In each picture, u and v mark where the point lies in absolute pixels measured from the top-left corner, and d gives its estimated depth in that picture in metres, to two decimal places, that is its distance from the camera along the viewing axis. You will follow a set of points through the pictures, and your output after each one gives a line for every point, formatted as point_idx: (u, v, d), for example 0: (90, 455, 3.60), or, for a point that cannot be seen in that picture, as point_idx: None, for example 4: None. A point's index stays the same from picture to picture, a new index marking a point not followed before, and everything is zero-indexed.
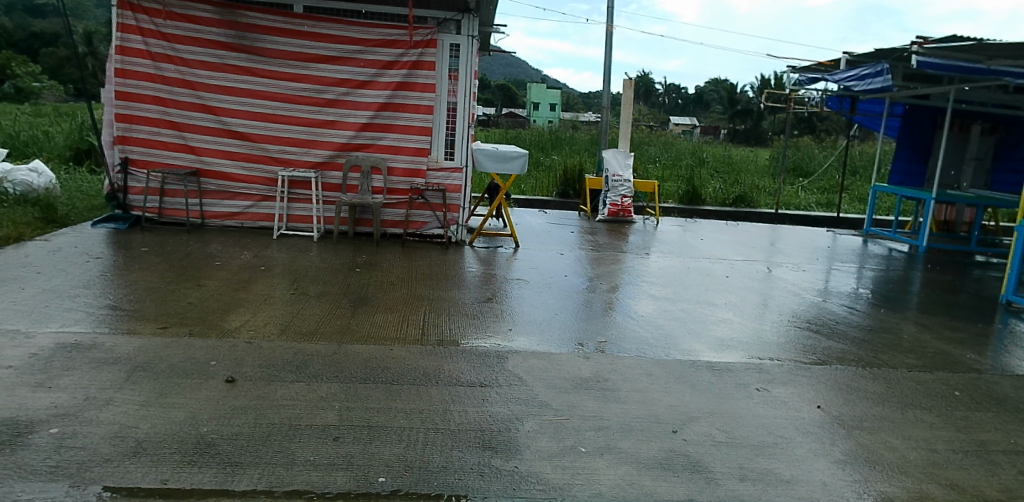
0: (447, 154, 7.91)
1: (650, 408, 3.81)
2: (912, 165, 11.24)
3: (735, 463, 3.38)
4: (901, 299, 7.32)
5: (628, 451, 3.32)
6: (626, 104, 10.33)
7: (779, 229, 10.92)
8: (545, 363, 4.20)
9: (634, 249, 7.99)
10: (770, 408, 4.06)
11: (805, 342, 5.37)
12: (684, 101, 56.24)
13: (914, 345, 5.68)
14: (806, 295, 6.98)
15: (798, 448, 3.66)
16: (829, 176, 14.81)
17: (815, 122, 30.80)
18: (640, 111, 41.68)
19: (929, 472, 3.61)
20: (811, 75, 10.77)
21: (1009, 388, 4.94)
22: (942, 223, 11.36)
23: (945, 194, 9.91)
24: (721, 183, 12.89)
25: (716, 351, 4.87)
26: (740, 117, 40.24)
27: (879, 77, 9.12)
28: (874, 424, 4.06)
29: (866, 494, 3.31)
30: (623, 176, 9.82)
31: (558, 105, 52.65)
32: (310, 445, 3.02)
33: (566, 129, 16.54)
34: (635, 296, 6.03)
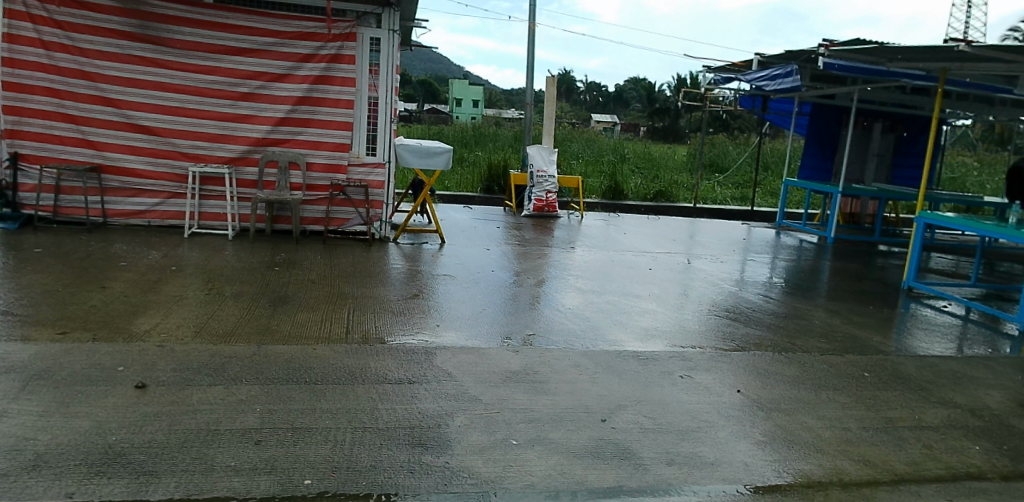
0: (369, 150, 7.74)
1: (579, 398, 3.84)
2: (820, 160, 11.80)
3: (662, 449, 3.46)
4: (811, 286, 7.69)
5: (559, 441, 3.33)
6: (550, 101, 10.40)
7: (697, 222, 11.27)
8: (474, 357, 4.16)
9: (559, 243, 8.06)
10: (694, 394, 4.17)
11: (724, 329, 5.56)
12: (605, 99, 57.41)
13: (826, 330, 5.98)
14: (723, 285, 7.22)
15: (721, 431, 3.77)
16: (742, 172, 15.42)
17: (729, 120, 31.94)
18: (563, 108, 42.26)
19: (843, 449, 3.80)
20: (725, 75, 11.17)
21: (911, 369, 5.27)
22: (847, 215, 12.00)
23: (850, 188, 10.47)
24: (642, 179, 13.20)
25: (640, 340, 4.97)
26: (658, 115, 41.54)
27: (789, 78, 9.55)
28: (791, 406, 4.24)
29: (786, 473, 3.45)
30: (547, 172, 9.93)
31: (481, 102, 52.75)
32: (229, 450, 2.88)
33: (490, 126, 16.56)
34: (561, 289, 6.08)
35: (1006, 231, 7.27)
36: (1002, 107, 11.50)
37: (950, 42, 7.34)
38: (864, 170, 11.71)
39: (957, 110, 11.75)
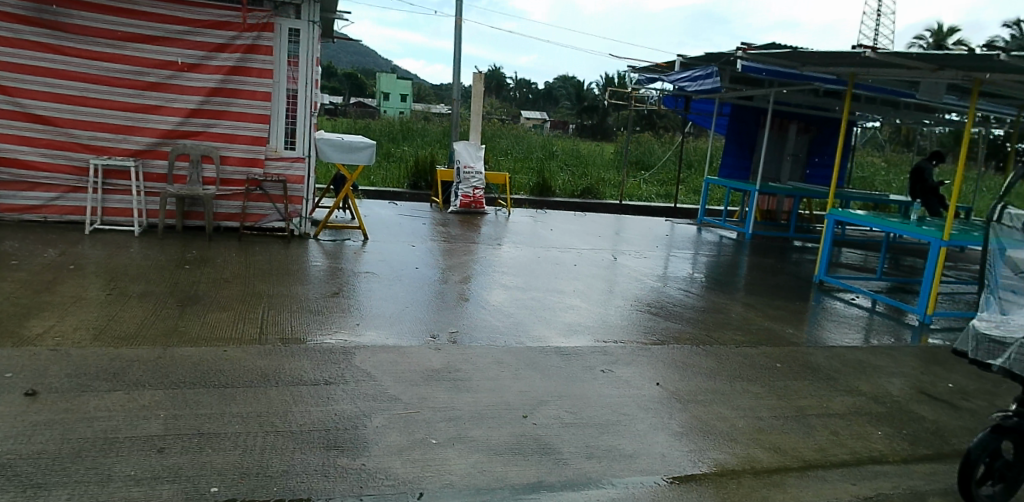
0: (288, 144, 7.51)
1: (501, 395, 3.83)
2: (739, 159, 12.20)
3: (582, 443, 3.50)
4: (730, 281, 7.95)
5: (479, 439, 3.31)
6: (477, 97, 10.37)
7: (622, 218, 11.47)
8: (394, 356, 4.10)
9: (486, 240, 8.03)
10: (615, 388, 4.23)
11: (646, 324, 5.68)
12: (535, 96, 57.87)
13: (742, 323, 6.19)
14: (647, 280, 7.37)
15: (640, 423, 3.84)
16: (667, 170, 15.82)
17: (655, 118, 32.76)
18: (493, 104, 42.39)
19: (755, 437, 3.94)
20: (650, 75, 11.43)
21: (821, 359, 5.51)
22: (765, 212, 12.47)
23: (767, 186, 10.87)
24: (569, 176, 13.35)
25: (563, 336, 5.01)
26: (587, 113, 42.19)
27: (709, 79, 9.89)
28: (707, 397, 4.36)
29: (701, 462, 3.54)
30: (474, 168, 9.90)
31: (410, 96, 52.26)
32: (129, 458, 2.73)
33: (417, 121, 16.42)
34: (486, 286, 6.07)
35: (907, 227, 7.71)
36: (906, 111, 12.18)
37: (858, 49, 7.73)
38: (780, 169, 12.18)
39: (866, 114, 12.38)
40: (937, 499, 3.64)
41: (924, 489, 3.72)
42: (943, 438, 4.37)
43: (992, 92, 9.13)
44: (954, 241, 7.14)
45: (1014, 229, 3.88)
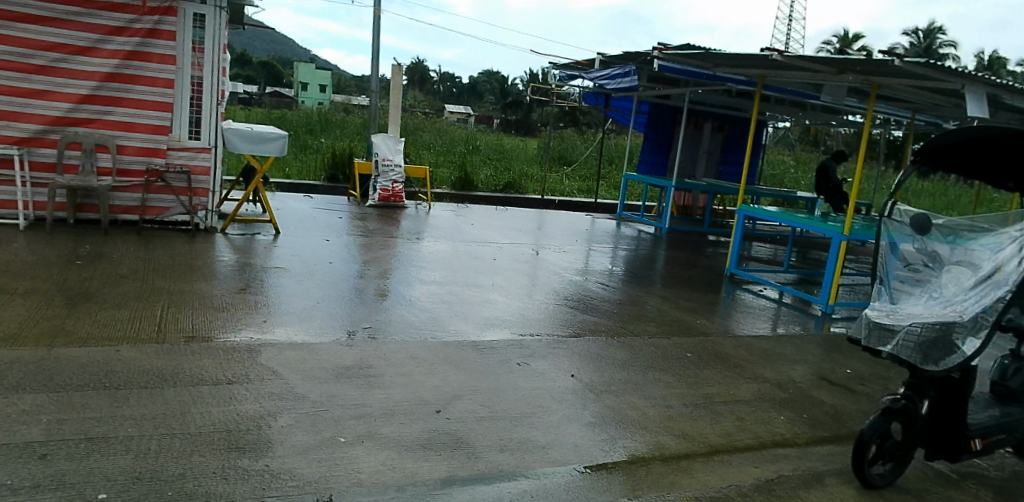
0: (193, 133, 7.21)
1: (415, 391, 3.79)
2: (657, 156, 12.53)
3: (496, 436, 3.50)
4: (646, 274, 8.15)
5: (390, 436, 3.26)
6: (396, 90, 10.23)
7: (543, 213, 11.57)
8: (303, 353, 3.99)
9: (405, 234, 7.93)
10: (531, 380, 4.27)
11: (563, 317, 5.75)
12: (459, 90, 57.66)
13: (656, 315, 6.36)
14: (566, 274, 7.46)
15: (554, 415, 3.88)
16: (588, 165, 16.08)
17: (578, 115, 33.27)
18: (415, 98, 42.03)
19: (665, 425, 4.05)
20: (570, 72, 11.61)
21: (729, 348, 5.73)
22: (681, 207, 12.86)
23: (683, 182, 11.20)
24: (491, 170, 13.36)
25: (480, 330, 5.01)
26: (511, 108, 42.41)
27: (628, 77, 10.50)
28: (619, 387, 4.45)
29: (614, 451, 3.61)
30: (393, 162, 9.70)
31: (331, 88, 51.09)
32: (5, 467, 2.54)
33: (336, 112, 16.05)
34: (404, 281, 5.99)
35: (812, 223, 8.11)
36: (812, 112, 12.81)
37: (766, 51, 8.08)
38: (696, 165, 12.58)
39: (775, 114, 12.94)
40: (833, 478, 3.84)
41: (822, 470, 3.92)
42: (839, 421, 4.62)
43: (888, 96, 9.71)
44: (852, 235, 7.57)
45: (903, 224, 4.21)
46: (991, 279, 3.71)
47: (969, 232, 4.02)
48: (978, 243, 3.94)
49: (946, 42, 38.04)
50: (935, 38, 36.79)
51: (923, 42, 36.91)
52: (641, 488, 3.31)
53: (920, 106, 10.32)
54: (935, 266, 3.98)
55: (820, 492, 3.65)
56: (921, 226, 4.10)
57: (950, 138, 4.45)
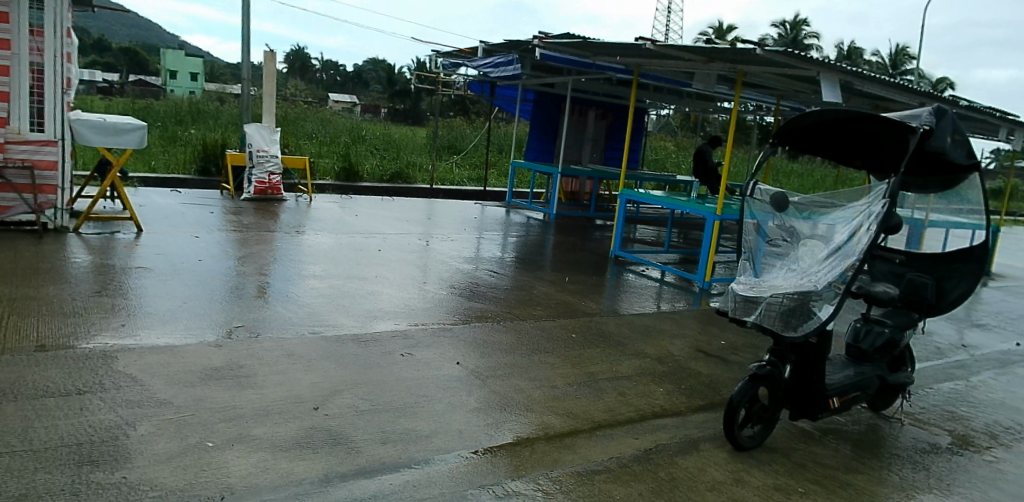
0: (35, 125, 6.59)
1: (291, 388, 3.67)
2: (544, 143, 12.72)
3: (377, 429, 3.45)
4: (534, 259, 8.28)
5: (263, 437, 3.14)
6: (270, 77, 9.82)
7: (432, 202, 11.50)
8: (167, 357, 3.76)
9: (285, 228, 7.65)
10: (415, 370, 4.24)
11: (450, 305, 5.75)
12: (344, 79, 56.14)
13: (542, 299, 6.49)
14: (454, 262, 7.45)
15: (438, 403, 3.87)
16: (477, 153, 16.11)
17: (468, 103, 33.22)
18: (296, 87, 40.54)
19: (550, 405, 4.14)
20: (454, 60, 11.62)
21: (612, 327, 5.94)
22: (569, 193, 13.16)
23: (569, 169, 11.44)
24: (377, 160, 13.13)
25: (363, 323, 4.92)
26: (399, 97, 41.82)
27: (511, 66, 10.47)
28: (505, 371, 4.51)
29: (498, 435, 3.65)
30: (269, 152, 9.35)
31: (204, 76, 48.37)
32: None
33: (209, 102, 15.25)
34: (284, 276, 5.78)
35: (689, 205, 8.50)
36: (689, 99, 13.40)
37: (640, 41, 8.37)
38: (581, 152, 12.89)
39: (654, 102, 13.45)
40: (707, 444, 4.06)
41: (697, 437, 4.14)
42: (715, 390, 4.89)
43: (754, 83, 10.30)
44: (725, 215, 8.01)
45: (764, 203, 4.53)
46: (842, 250, 4.01)
47: (822, 209, 4.35)
48: (831, 219, 4.25)
49: (809, 32, 40.77)
50: (801, 30, 39.38)
51: (790, 34, 39.51)
52: (525, 468, 3.37)
53: (783, 92, 11.03)
54: (794, 240, 4.28)
55: (695, 457, 3.84)
56: (779, 204, 4.42)
57: (800, 121, 4.86)
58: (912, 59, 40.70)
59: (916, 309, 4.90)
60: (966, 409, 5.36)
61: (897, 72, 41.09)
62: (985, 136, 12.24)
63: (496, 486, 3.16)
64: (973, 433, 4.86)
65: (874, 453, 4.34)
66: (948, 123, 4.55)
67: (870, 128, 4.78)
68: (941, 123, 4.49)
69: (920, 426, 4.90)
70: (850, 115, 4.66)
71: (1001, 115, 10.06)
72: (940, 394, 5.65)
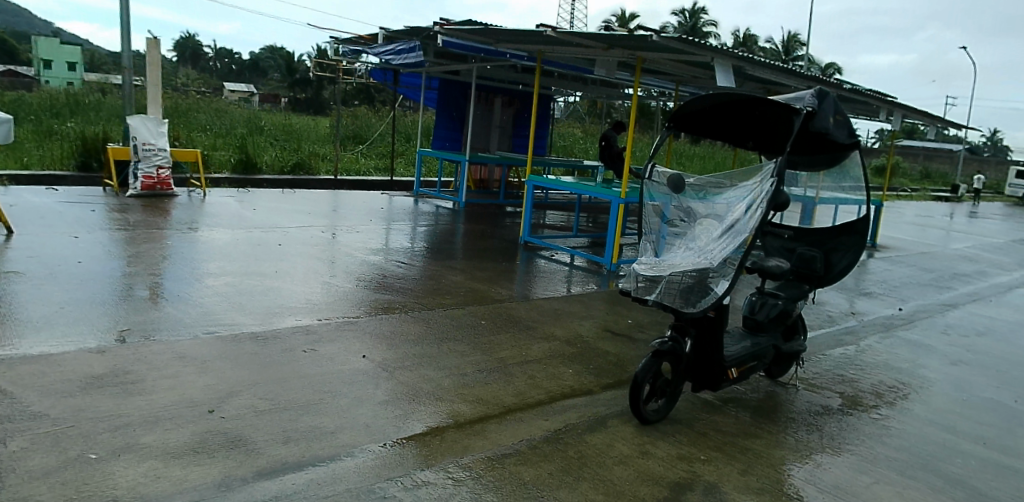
0: None
1: (183, 392, 3.51)
2: (450, 131, 12.64)
3: (279, 428, 3.34)
4: (442, 248, 8.24)
5: (153, 444, 2.99)
6: (154, 66, 9.28)
7: (338, 194, 11.22)
8: (41, 367, 3.51)
9: (178, 225, 7.27)
10: (319, 365, 4.14)
11: (356, 297, 5.64)
12: (241, 68, 53.81)
13: (451, 287, 6.47)
14: (360, 254, 7.31)
15: (343, 398, 3.79)
16: (383, 143, 15.85)
17: (373, 92, 32.59)
18: (188, 77, 38.50)
19: (459, 393, 4.13)
20: (354, 47, 11.37)
21: (522, 312, 5.99)
22: (478, 181, 13.16)
23: (477, 156, 11.42)
24: (277, 151, 12.68)
25: (262, 320, 4.74)
26: (300, 85, 40.51)
27: (413, 53, 10.33)
28: (412, 362, 4.46)
29: (408, 426, 3.61)
30: (156, 145, 8.92)
31: (85, 65, 45.19)
32: None
33: (89, 92, 14.28)
34: (176, 275, 5.49)
35: (596, 190, 8.66)
36: (593, 85, 13.63)
37: (541, 27, 8.44)
38: (489, 140, 12.89)
39: (560, 89, 13.60)
40: (615, 419, 4.17)
41: (604, 414, 4.24)
42: (622, 367, 5.02)
43: (652, 70, 10.59)
44: (629, 199, 8.22)
45: (662, 185, 4.66)
46: (733, 228, 4.21)
47: (715, 189, 4.52)
48: (724, 198, 4.43)
49: (707, 21, 42.31)
50: (699, 18, 40.81)
51: (689, 22, 40.89)
52: (434, 457, 3.35)
53: (682, 78, 11.39)
54: (691, 220, 4.43)
55: (602, 434, 3.94)
56: (676, 186, 4.57)
57: (694, 104, 4.99)
58: (802, 45, 43.03)
59: (806, 280, 5.19)
60: (853, 371, 5.74)
61: (789, 58, 43.30)
62: (868, 117, 13.07)
63: (405, 477, 3.13)
64: (860, 394, 5.21)
65: (771, 418, 4.58)
66: (828, 105, 4.80)
67: (759, 110, 4.98)
68: (822, 104, 4.73)
69: (813, 390, 5.22)
70: (739, 99, 4.85)
71: (880, 97, 10.77)
72: (831, 360, 6.02)
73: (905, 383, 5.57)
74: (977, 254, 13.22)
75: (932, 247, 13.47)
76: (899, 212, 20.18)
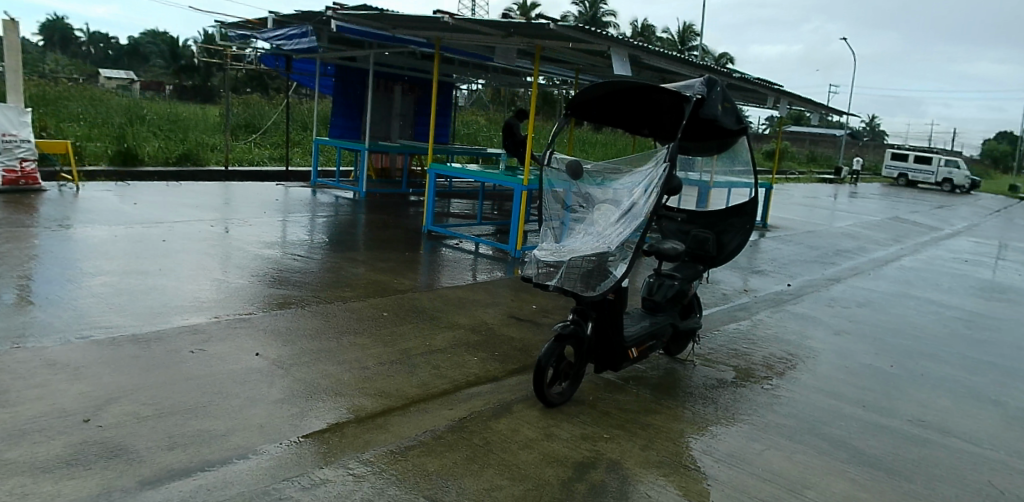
0: None
1: (54, 402, 3.26)
2: (349, 120, 12.30)
3: (164, 434, 3.16)
4: (343, 239, 8.03)
5: (20, 460, 2.77)
6: (12, 51, 8.50)
7: (230, 186, 10.71)
8: None
9: (48, 223, 6.71)
10: (210, 366, 3.94)
11: (249, 293, 5.40)
12: (119, 53, 50.25)
13: (352, 279, 6.31)
14: (253, 248, 7.00)
15: (236, 398, 3.62)
16: (278, 132, 15.26)
17: (268, 80, 31.29)
18: (58, 63, 35.56)
19: (360, 387, 4.04)
20: (241, 32, 10.83)
21: (425, 301, 5.93)
22: (380, 170, 12.90)
23: (377, 145, 11.17)
24: (161, 142, 11.96)
25: (143, 321, 4.46)
26: (186, 72, 38.32)
27: (305, 39, 10.02)
28: (309, 358, 4.31)
29: (306, 424, 3.50)
30: (18, 136, 8.24)
31: None
32: None
33: None
34: (44, 276, 5.07)
35: (499, 177, 8.67)
36: (495, 74, 13.63)
37: (437, 13, 8.33)
38: (390, 128, 12.64)
39: (461, 76, 13.51)
40: (520, 404, 4.20)
41: (510, 399, 4.26)
42: (526, 352, 5.07)
43: (552, 57, 10.69)
44: (531, 186, 8.28)
45: (559, 171, 4.69)
46: (630, 213, 4.32)
47: (611, 175, 4.62)
48: (620, 184, 4.54)
49: (607, 10, 43.16)
50: (598, 8, 41.56)
51: (589, 11, 41.59)
52: (334, 454, 3.26)
53: (582, 66, 11.57)
54: (589, 206, 4.49)
55: (508, 419, 3.95)
56: (575, 172, 4.55)
57: (591, 92, 5.07)
58: (697, 36, 44.74)
59: (701, 261, 5.40)
60: (746, 345, 6.05)
61: (684, 48, 44.92)
62: (757, 104, 13.74)
63: (303, 477, 3.02)
64: (753, 366, 5.49)
65: (671, 394, 4.75)
66: (717, 92, 5.00)
67: (653, 97, 5.11)
68: (710, 92, 4.91)
69: (709, 365, 5.45)
70: (633, 87, 4.95)
71: (767, 86, 11.34)
72: (725, 335, 6.32)
73: (793, 354, 5.91)
74: (858, 231, 14.21)
75: (817, 226, 14.37)
76: (787, 194, 21.43)
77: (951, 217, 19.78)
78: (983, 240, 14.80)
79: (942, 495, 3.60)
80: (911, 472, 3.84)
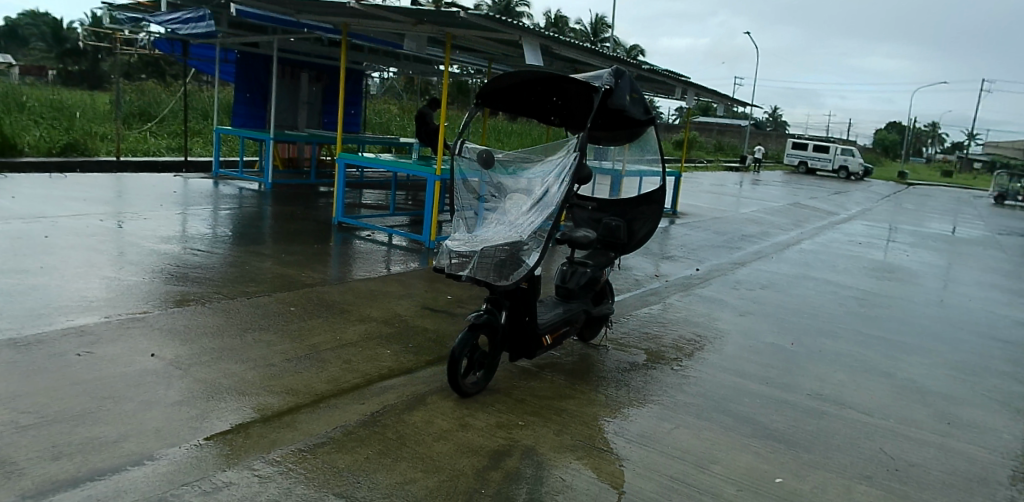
0: None
1: None
2: (252, 108, 11.82)
3: (48, 443, 2.94)
4: (247, 232, 7.72)
5: None
6: None
7: (122, 178, 10.10)
8: None
9: None
10: (100, 368, 3.71)
11: (144, 290, 5.11)
12: None
13: (257, 273, 6.07)
14: (148, 242, 6.62)
15: (130, 402, 3.43)
16: (176, 121, 14.49)
17: (165, 65, 29.60)
18: None
19: (267, 384, 3.90)
20: (131, 15, 10.16)
21: (336, 295, 5.78)
22: (287, 161, 12.48)
23: (283, 134, 10.78)
24: (44, 131, 11.13)
25: (21, 324, 4.13)
26: (73, 57, 35.72)
27: (201, 23, 9.75)
28: (210, 356, 4.12)
29: (209, 425, 3.34)
30: None
31: None
32: None
33: None
34: None
35: (411, 167, 8.54)
36: (407, 62, 13.41)
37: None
38: (297, 117, 12.23)
39: (371, 64, 13.22)
40: (434, 396, 4.16)
41: (424, 391, 4.22)
42: (441, 344, 5.03)
43: (464, 46, 10.60)
44: (444, 176, 8.21)
45: (472, 160, 4.67)
46: (542, 203, 4.35)
47: (523, 164, 4.62)
48: (532, 173, 4.55)
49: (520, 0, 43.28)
50: None
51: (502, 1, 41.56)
52: (238, 455, 3.13)
53: (494, 56, 11.54)
54: (501, 195, 4.47)
55: (421, 411, 3.91)
56: (486, 161, 4.59)
57: (503, 80, 5.06)
58: (608, 27, 45.54)
59: (612, 248, 5.50)
60: (657, 329, 6.23)
61: (596, 38, 45.63)
62: (667, 95, 14.13)
63: (206, 480, 2.89)
64: (663, 349, 5.67)
65: (585, 379, 4.83)
66: (625, 83, 5.08)
67: (564, 87, 5.14)
68: (618, 83, 4.98)
69: (622, 349, 5.58)
70: (544, 77, 4.97)
71: (675, 77, 11.67)
72: (637, 320, 6.48)
73: (701, 335, 6.14)
74: (762, 217, 14.89)
75: (725, 212, 14.96)
76: (697, 182, 22.18)
77: (847, 203, 21.01)
78: (875, 224, 15.81)
79: (837, 462, 3.83)
80: (810, 443, 4.07)
